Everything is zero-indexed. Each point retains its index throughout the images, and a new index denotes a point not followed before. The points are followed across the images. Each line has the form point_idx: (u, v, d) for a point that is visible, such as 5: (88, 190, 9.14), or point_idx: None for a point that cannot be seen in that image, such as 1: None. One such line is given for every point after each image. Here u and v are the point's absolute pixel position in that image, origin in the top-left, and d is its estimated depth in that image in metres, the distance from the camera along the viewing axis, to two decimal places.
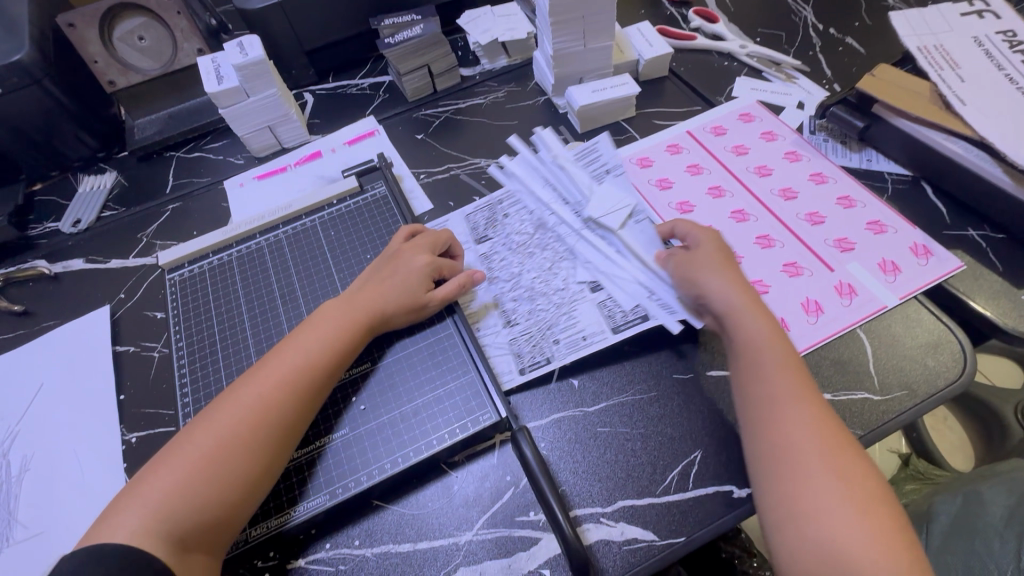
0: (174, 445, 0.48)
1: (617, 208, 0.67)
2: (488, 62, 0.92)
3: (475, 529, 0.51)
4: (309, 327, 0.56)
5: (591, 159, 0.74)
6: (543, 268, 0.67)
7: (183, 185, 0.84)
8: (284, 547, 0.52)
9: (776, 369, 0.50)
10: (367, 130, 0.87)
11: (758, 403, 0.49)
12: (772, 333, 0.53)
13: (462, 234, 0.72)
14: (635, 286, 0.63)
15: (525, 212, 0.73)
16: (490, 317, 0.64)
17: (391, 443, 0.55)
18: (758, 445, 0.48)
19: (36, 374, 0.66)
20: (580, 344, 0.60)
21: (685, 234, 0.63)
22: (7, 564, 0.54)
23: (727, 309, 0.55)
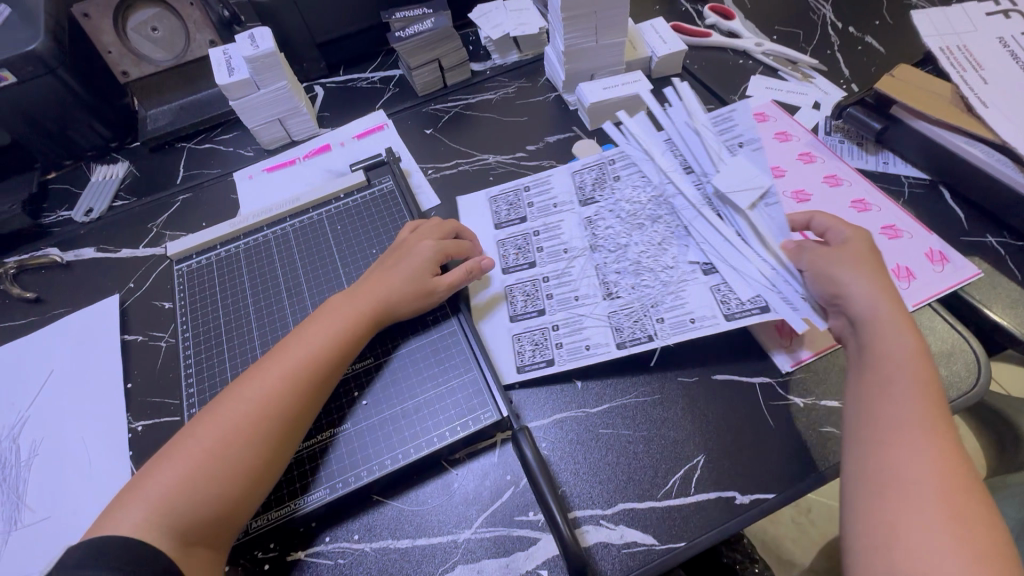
0: (183, 438, 0.49)
1: (746, 187, 0.62)
2: (499, 57, 0.92)
3: (474, 527, 0.51)
4: (317, 319, 0.56)
5: (726, 128, 0.69)
6: (655, 242, 0.63)
7: (193, 176, 0.85)
8: (284, 539, 0.52)
9: (906, 390, 0.46)
10: (376, 124, 0.86)
11: (881, 422, 0.45)
12: (916, 351, 0.47)
13: (568, 193, 0.70)
14: (757, 272, 0.58)
15: (639, 176, 0.69)
16: (591, 287, 0.62)
17: (392, 438, 0.55)
18: (865, 462, 0.44)
19: (46, 361, 0.67)
20: (685, 326, 0.57)
21: (823, 229, 0.57)
22: (15, 547, 0.55)
23: (870, 318, 0.49)
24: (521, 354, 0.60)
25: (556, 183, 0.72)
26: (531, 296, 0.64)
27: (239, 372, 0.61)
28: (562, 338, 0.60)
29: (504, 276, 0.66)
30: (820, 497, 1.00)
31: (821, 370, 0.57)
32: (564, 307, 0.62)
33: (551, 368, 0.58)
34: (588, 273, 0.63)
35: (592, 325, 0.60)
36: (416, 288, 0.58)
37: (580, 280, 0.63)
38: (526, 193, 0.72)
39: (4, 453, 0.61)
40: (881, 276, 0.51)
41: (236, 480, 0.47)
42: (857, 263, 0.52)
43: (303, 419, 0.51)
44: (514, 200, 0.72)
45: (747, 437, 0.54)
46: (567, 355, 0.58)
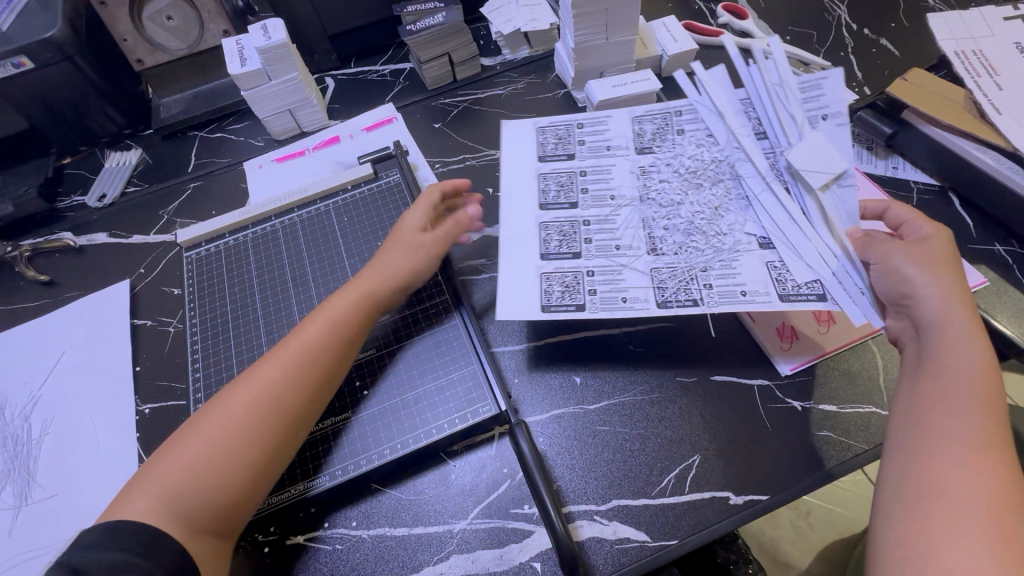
0: (197, 420, 0.50)
1: (820, 171, 0.57)
2: (510, 52, 0.92)
3: (470, 518, 0.52)
4: (324, 304, 0.57)
5: (810, 96, 0.62)
6: (708, 201, 0.60)
7: (205, 165, 0.86)
8: (284, 523, 0.53)
9: (968, 404, 0.44)
10: (385, 117, 0.86)
11: (937, 431, 0.44)
12: (982, 368, 0.46)
13: (625, 139, 0.67)
14: (819, 255, 0.54)
15: (704, 135, 0.65)
16: (636, 238, 0.59)
17: (394, 427, 0.56)
18: (911, 467, 0.44)
19: (58, 343, 0.69)
20: (734, 298, 0.54)
21: (899, 222, 0.55)
22: (25, 522, 0.57)
23: (936, 323, 0.48)
24: (553, 294, 0.57)
25: (614, 125, 0.68)
26: (567, 236, 0.61)
27: (245, 361, 0.62)
28: (597, 285, 0.57)
29: (541, 212, 0.63)
30: (818, 499, 1.01)
31: (820, 374, 0.57)
32: (602, 254, 0.59)
33: (581, 313, 0.56)
34: (636, 220, 0.60)
35: (632, 278, 0.57)
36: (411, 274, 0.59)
37: (625, 227, 0.60)
38: (576, 129, 0.69)
39: (17, 431, 0.62)
40: (954, 285, 0.49)
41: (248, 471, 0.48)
42: (925, 263, 0.50)
43: (310, 404, 0.53)
44: (562, 135, 0.68)
45: (744, 436, 0.54)
46: (600, 303, 0.56)
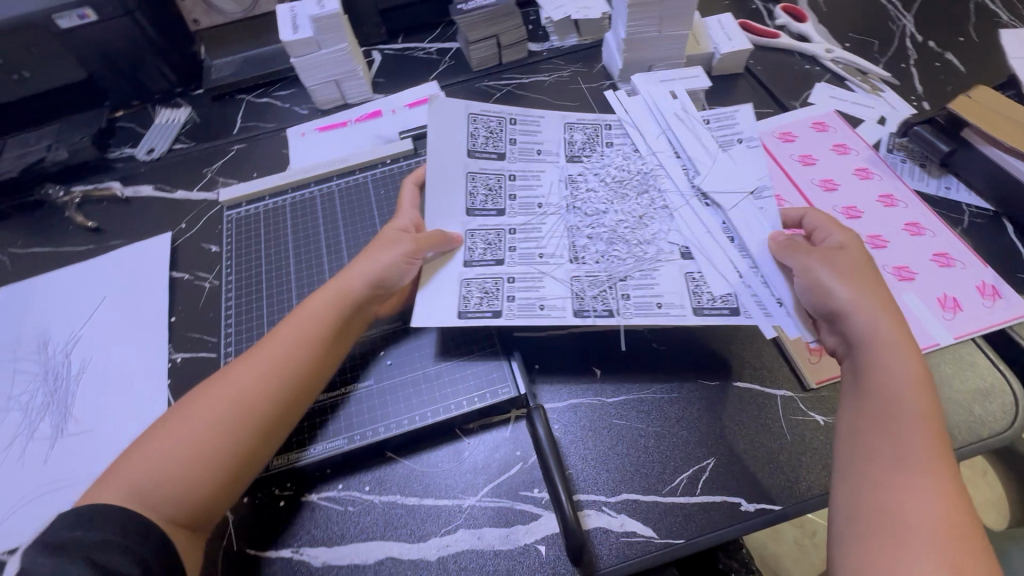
0: (177, 413, 0.50)
1: (731, 191, 0.61)
2: (558, 39, 0.91)
3: (479, 495, 0.53)
4: (308, 299, 0.57)
5: (725, 124, 0.66)
6: (629, 212, 0.63)
7: (250, 128, 0.88)
8: (300, 481, 0.55)
9: (909, 421, 0.45)
10: (428, 95, 0.87)
11: (881, 456, 0.45)
12: (915, 381, 0.47)
13: (556, 144, 0.69)
14: (731, 268, 0.57)
15: (629, 149, 0.68)
16: (560, 247, 0.61)
17: (413, 399, 0.57)
18: (862, 497, 0.43)
19: (100, 287, 0.71)
20: (648, 309, 0.56)
21: (813, 226, 0.58)
22: (59, 452, 0.60)
23: (868, 338, 0.49)
24: (470, 301, 0.58)
25: (546, 127, 0.70)
26: (492, 245, 0.61)
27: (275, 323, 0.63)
28: (516, 293, 0.58)
29: (467, 218, 0.63)
30: (824, 519, 0.99)
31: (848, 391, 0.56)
32: (525, 262, 0.61)
33: (497, 320, 0.56)
34: (557, 229, 0.62)
35: (550, 286, 0.59)
36: (398, 278, 0.58)
37: (551, 239, 0.62)
38: (509, 125, 0.69)
39: (58, 366, 0.65)
40: (878, 297, 0.51)
41: (223, 468, 0.48)
42: (845, 276, 0.51)
43: (291, 403, 0.52)
44: (494, 128, 0.68)
45: (768, 445, 0.54)
46: (518, 309, 0.57)
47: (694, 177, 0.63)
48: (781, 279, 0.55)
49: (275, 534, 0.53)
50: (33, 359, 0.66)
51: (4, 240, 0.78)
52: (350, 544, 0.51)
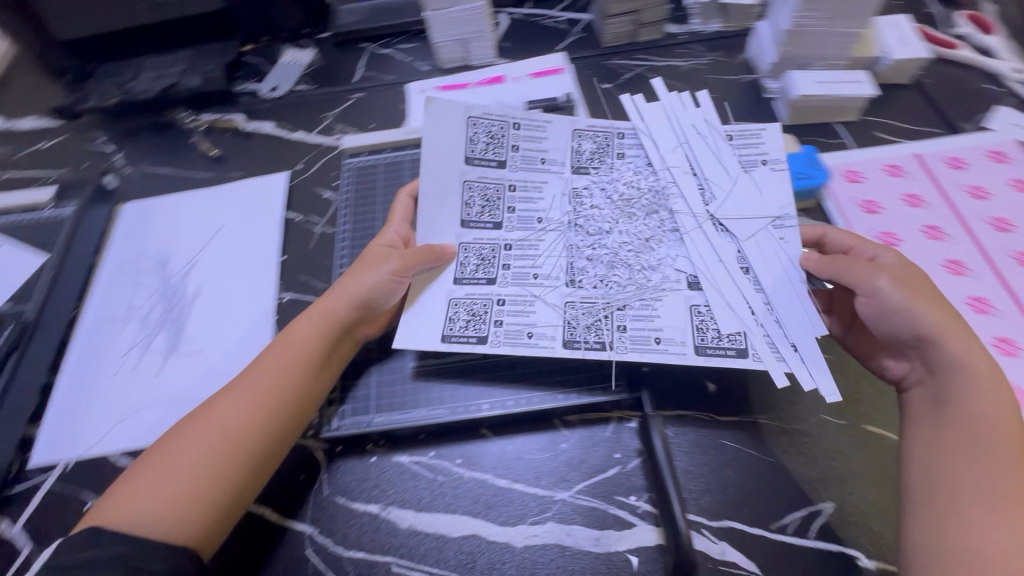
0: (157, 450, 0.48)
1: (751, 219, 0.56)
2: (700, 22, 0.84)
3: (573, 491, 0.51)
4: (293, 327, 0.55)
5: (749, 143, 0.59)
6: (634, 240, 0.57)
7: (369, 79, 0.87)
8: (393, 440, 0.55)
9: (999, 456, 0.43)
10: (554, 67, 0.82)
11: (965, 490, 0.43)
12: (1008, 412, 0.45)
13: (559, 151, 0.62)
14: (745, 305, 0.52)
15: (643, 161, 0.62)
16: (556, 268, 0.57)
17: (516, 381, 0.55)
18: (945, 534, 0.41)
19: (219, 216, 0.73)
20: (645, 345, 0.52)
21: (843, 246, 0.55)
22: (171, 368, 0.62)
23: (959, 365, 0.46)
24: (455, 325, 0.55)
25: (551, 131, 0.62)
26: (484, 261, 0.57)
27: None
28: (504, 316, 0.55)
29: (462, 229, 0.58)
30: None
31: None
32: (518, 282, 0.56)
33: (481, 347, 0.53)
34: (554, 254, 0.57)
35: (542, 312, 0.54)
36: (383, 300, 0.56)
37: (549, 263, 0.57)
38: (512, 129, 0.61)
39: (176, 286, 0.68)
40: (958, 319, 0.48)
41: (212, 507, 0.46)
42: (916, 294, 0.48)
43: (277, 438, 0.50)
44: (495, 132, 0.61)
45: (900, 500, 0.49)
46: (504, 339, 0.53)
47: (710, 198, 0.58)
48: (795, 318, 0.51)
49: (364, 487, 0.53)
50: (153, 275, 0.69)
51: (133, 156, 0.82)
52: (435, 515, 0.51)
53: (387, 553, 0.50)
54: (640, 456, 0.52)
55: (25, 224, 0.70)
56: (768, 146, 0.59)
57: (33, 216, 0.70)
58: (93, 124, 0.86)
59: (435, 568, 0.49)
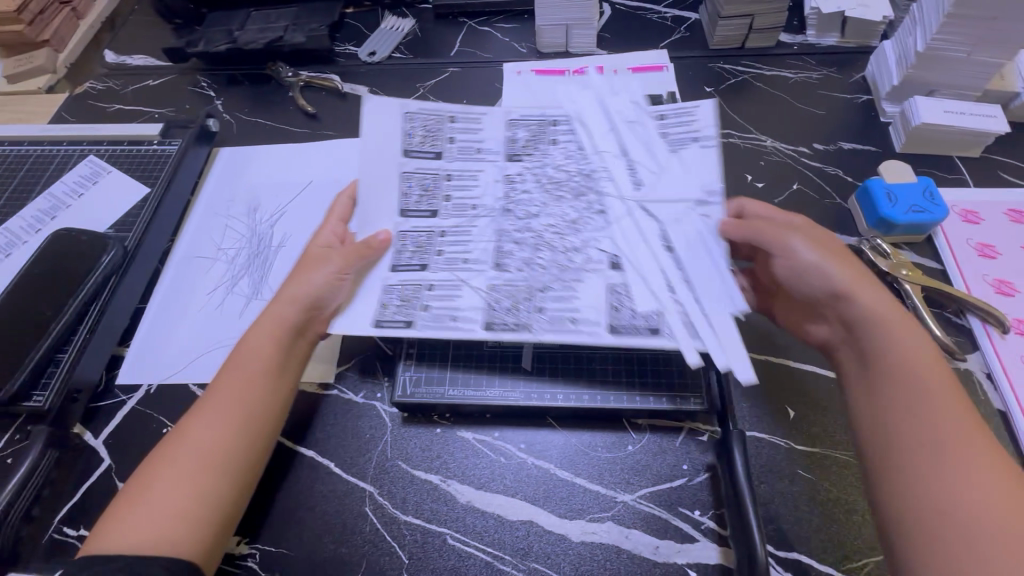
0: (138, 479, 0.46)
1: (674, 200, 0.55)
2: (815, 34, 0.80)
3: (635, 494, 0.50)
4: (246, 338, 0.52)
5: (682, 120, 0.60)
6: (566, 223, 0.55)
7: (466, 54, 0.87)
8: (459, 416, 0.55)
9: (934, 393, 0.42)
10: (656, 63, 0.80)
11: (908, 434, 0.41)
12: (926, 349, 0.44)
13: (497, 140, 0.62)
14: (663, 284, 0.51)
15: (575, 146, 0.61)
16: (485, 253, 0.55)
17: (591, 375, 0.54)
18: (918, 503, 0.38)
19: (310, 172, 0.75)
20: (563, 326, 0.50)
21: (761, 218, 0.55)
22: (251, 312, 0.64)
23: (867, 315, 0.46)
24: (386, 311, 0.53)
25: (486, 124, 0.62)
26: (420, 248, 0.56)
27: None
28: (431, 302, 0.53)
29: (399, 218, 0.57)
30: None
31: None
32: (448, 267, 0.55)
33: (409, 331, 0.51)
34: (486, 239, 0.56)
35: (468, 296, 0.53)
36: (332, 300, 0.53)
37: (479, 249, 0.55)
38: (450, 124, 0.62)
39: (262, 234, 0.70)
40: (863, 274, 0.48)
41: (209, 522, 0.44)
42: (828, 255, 0.49)
43: (250, 446, 0.48)
44: (431, 127, 0.61)
45: None
46: (428, 323, 0.52)
47: (641, 179, 0.57)
48: (712, 293, 0.50)
49: (426, 456, 0.54)
50: (241, 220, 0.71)
51: (232, 104, 0.84)
52: (493, 495, 0.51)
53: (441, 525, 0.50)
54: (708, 472, 0.51)
55: (132, 155, 0.73)
56: (698, 124, 0.59)
57: (140, 149, 0.73)
58: (199, 68, 0.90)
59: (488, 548, 0.49)
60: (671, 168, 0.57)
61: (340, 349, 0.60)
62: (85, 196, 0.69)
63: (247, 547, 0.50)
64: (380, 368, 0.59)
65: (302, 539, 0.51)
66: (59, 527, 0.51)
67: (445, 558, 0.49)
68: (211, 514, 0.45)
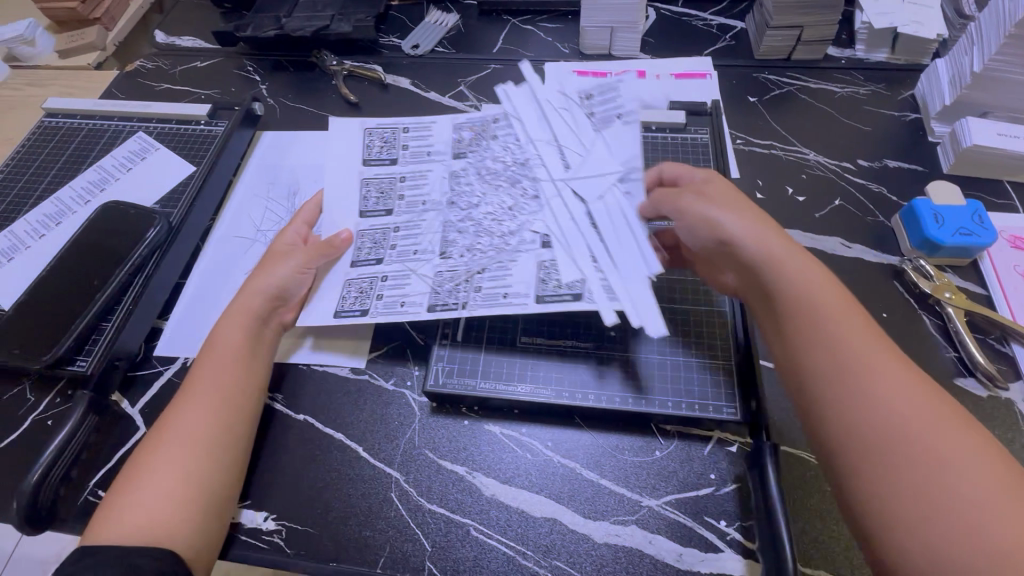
0: (126, 481, 0.47)
1: (596, 177, 0.57)
2: (864, 49, 0.79)
3: (660, 500, 0.50)
4: (216, 331, 0.54)
5: (607, 99, 0.63)
6: (504, 211, 0.59)
7: (508, 52, 0.87)
8: (486, 409, 0.56)
9: (835, 328, 0.40)
10: (699, 70, 0.80)
11: (822, 377, 0.39)
12: (819, 279, 0.43)
13: (444, 144, 0.66)
14: (586, 254, 0.53)
15: (513, 138, 0.64)
16: (432, 243, 0.58)
17: (621, 378, 0.54)
18: (884, 461, 0.35)
19: None
20: (495, 301, 0.53)
21: (674, 176, 0.56)
22: None
23: (763, 255, 0.45)
24: (346, 299, 0.57)
25: (436, 131, 0.67)
26: (377, 244, 0.59)
27: None
28: (384, 290, 0.56)
29: (359, 220, 0.61)
30: None
31: None
32: (401, 260, 0.58)
33: (363, 318, 0.55)
34: (433, 231, 0.59)
35: (416, 283, 0.56)
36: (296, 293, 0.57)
37: (428, 240, 0.59)
38: (404, 134, 0.67)
39: None
40: (750, 211, 0.48)
41: (204, 513, 0.46)
42: (726, 202, 0.49)
43: (235, 430, 0.50)
44: (388, 138, 0.67)
45: None
46: (381, 309, 0.55)
47: (568, 160, 0.60)
48: (629, 257, 0.52)
49: (452, 447, 0.54)
50: (281, 203, 0.72)
51: (276, 89, 0.86)
52: (518, 491, 0.51)
53: (465, 516, 0.50)
54: (735, 484, 0.50)
55: (179, 133, 0.75)
56: (623, 103, 0.62)
57: (188, 128, 0.75)
58: (245, 53, 0.91)
59: (511, 542, 0.49)
60: (595, 147, 0.60)
61: (373, 336, 0.61)
62: (134, 170, 0.71)
63: (274, 524, 0.52)
64: (411, 357, 0.60)
65: (327, 519, 0.51)
66: (95, 489, 0.53)
67: (467, 549, 0.49)
68: (206, 499, 0.46)
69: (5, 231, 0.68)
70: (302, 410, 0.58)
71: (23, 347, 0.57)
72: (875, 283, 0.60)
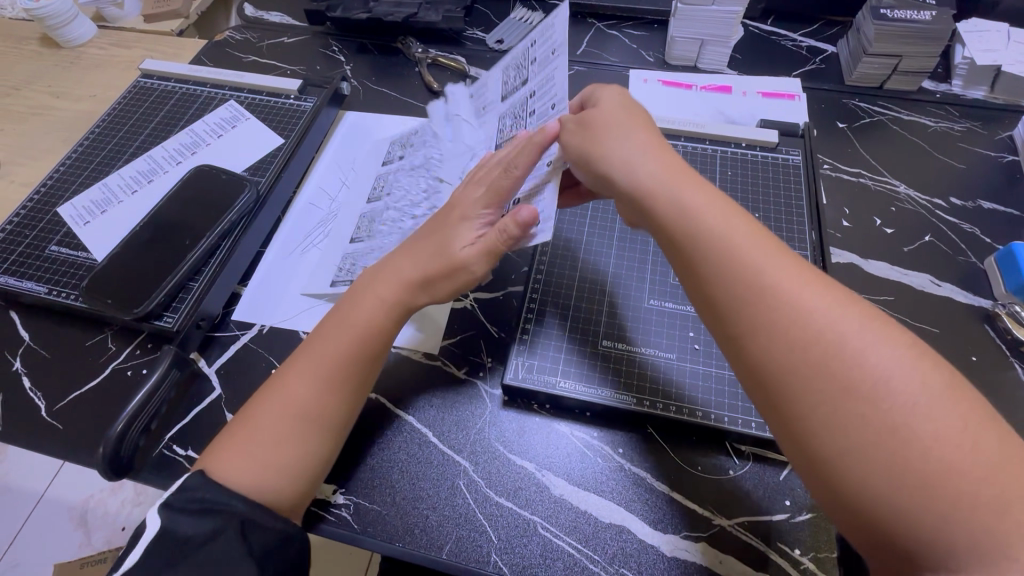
0: (240, 435, 0.46)
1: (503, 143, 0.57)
2: (961, 85, 0.77)
3: (731, 521, 0.49)
4: (351, 302, 0.52)
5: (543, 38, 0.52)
6: None
7: (592, 55, 0.87)
8: (557, 408, 0.56)
9: (742, 252, 0.37)
10: (787, 91, 0.78)
11: (738, 315, 0.36)
12: (716, 204, 0.40)
13: (432, 139, 0.70)
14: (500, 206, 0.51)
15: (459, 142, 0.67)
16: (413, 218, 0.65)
17: (692, 397, 0.53)
18: (810, 398, 0.32)
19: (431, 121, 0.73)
20: None
21: (586, 100, 0.52)
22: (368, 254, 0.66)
23: (656, 184, 0.42)
24: (342, 272, 0.63)
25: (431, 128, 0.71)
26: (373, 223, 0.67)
27: (589, 256, 0.64)
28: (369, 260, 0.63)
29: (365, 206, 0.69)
30: None
31: None
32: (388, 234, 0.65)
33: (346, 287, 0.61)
34: (407, 216, 0.66)
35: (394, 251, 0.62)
36: (461, 275, 0.49)
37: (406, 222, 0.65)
38: (412, 136, 0.73)
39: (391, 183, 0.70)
40: (630, 131, 0.46)
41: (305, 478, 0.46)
42: (610, 132, 0.45)
43: (353, 399, 0.49)
44: (405, 141, 0.73)
45: None
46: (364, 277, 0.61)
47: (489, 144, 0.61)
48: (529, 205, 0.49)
49: (520, 441, 0.54)
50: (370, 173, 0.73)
51: (360, 70, 0.87)
52: (587, 494, 0.51)
53: (533, 512, 0.50)
54: (810, 512, 0.49)
55: (269, 106, 0.77)
56: (554, 34, 0.50)
57: (278, 101, 0.77)
58: (331, 33, 0.93)
59: (578, 545, 0.49)
60: (532, 95, 0.54)
61: (447, 325, 0.62)
62: (224, 136, 0.73)
63: (340, 495, 0.52)
64: (485, 349, 0.60)
65: (394, 500, 0.52)
66: (170, 444, 0.54)
67: (532, 546, 0.49)
68: (304, 463, 0.46)
69: (99, 183, 0.70)
70: (374, 389, 0.58)
71: (115, 298, 0.58)
72: (965, 325, 0.58)
